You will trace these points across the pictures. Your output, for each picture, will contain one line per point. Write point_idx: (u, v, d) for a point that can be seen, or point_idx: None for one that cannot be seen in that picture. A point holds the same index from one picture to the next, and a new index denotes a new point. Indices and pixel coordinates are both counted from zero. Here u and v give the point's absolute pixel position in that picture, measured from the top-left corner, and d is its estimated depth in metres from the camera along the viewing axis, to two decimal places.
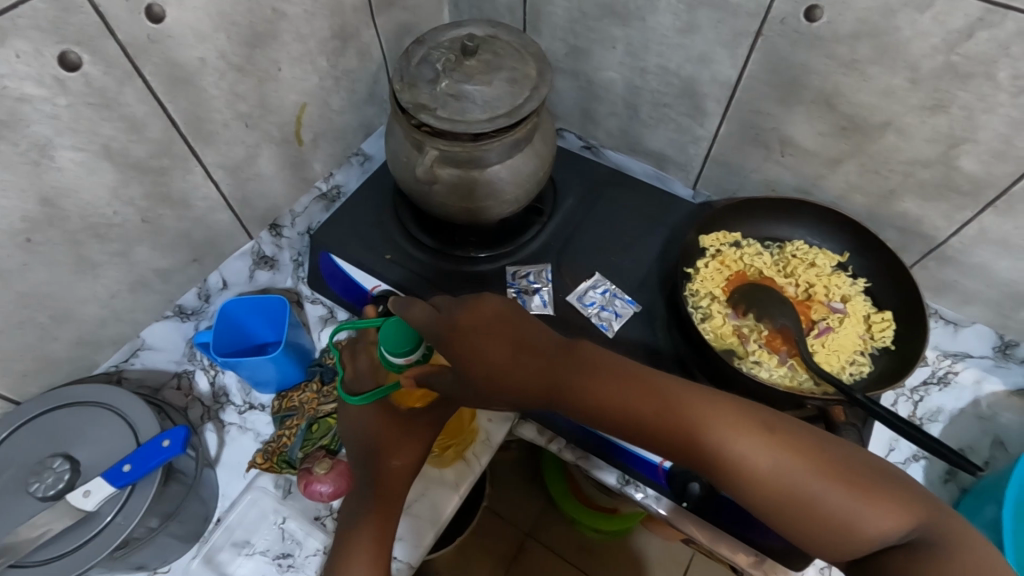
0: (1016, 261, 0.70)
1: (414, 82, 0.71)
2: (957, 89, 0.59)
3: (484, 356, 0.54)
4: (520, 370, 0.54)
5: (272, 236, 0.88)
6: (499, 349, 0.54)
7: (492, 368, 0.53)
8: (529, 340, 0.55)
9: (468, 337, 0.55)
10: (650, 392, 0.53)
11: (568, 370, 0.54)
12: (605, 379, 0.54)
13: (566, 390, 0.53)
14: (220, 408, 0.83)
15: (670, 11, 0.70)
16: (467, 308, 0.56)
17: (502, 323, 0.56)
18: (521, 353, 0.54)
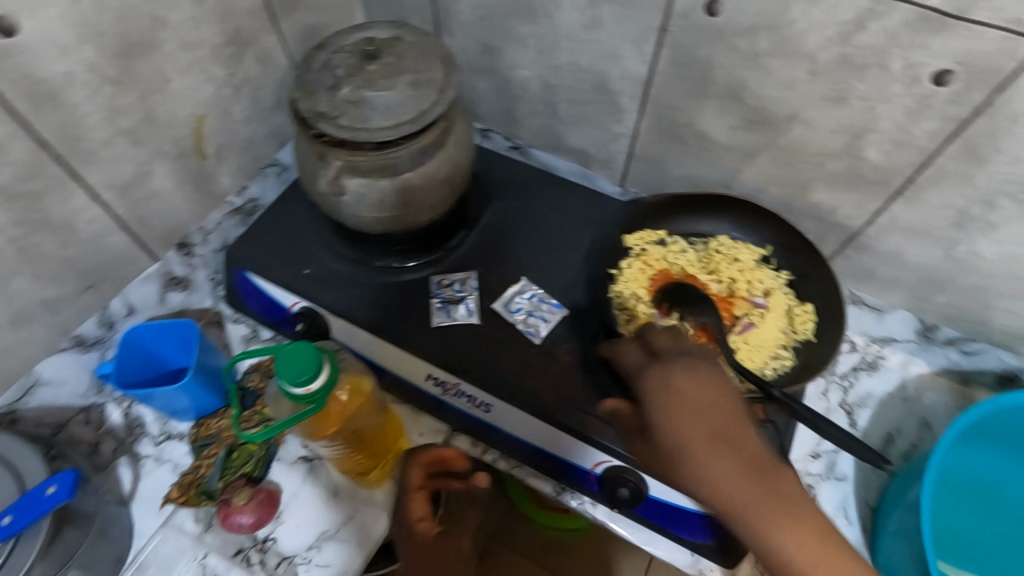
0: (926, 248, 0.71)
1: (312, 90, 0.68)
2: (855, 80, 0.59)
3: (664, 405, 0.54)
4: (670, 431, 0.52)
5: (181, 256, 0.83)
6: (690, 407, 0.52)
7: (661, 415, 0.53)
8: (702, 402, 0.53)
9: (676, 395, 0.53)
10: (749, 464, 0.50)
11: (693, 441, 0.51)
12: (723, 465, 0.50)
13: (662, 446, 0.52)
14: (135, 439, 0.79)
15: (574, 9, 0.70)
16: (703, 373, 0.54)
17: (717, 400, 0.53)
18: (684, 422, 0.52)
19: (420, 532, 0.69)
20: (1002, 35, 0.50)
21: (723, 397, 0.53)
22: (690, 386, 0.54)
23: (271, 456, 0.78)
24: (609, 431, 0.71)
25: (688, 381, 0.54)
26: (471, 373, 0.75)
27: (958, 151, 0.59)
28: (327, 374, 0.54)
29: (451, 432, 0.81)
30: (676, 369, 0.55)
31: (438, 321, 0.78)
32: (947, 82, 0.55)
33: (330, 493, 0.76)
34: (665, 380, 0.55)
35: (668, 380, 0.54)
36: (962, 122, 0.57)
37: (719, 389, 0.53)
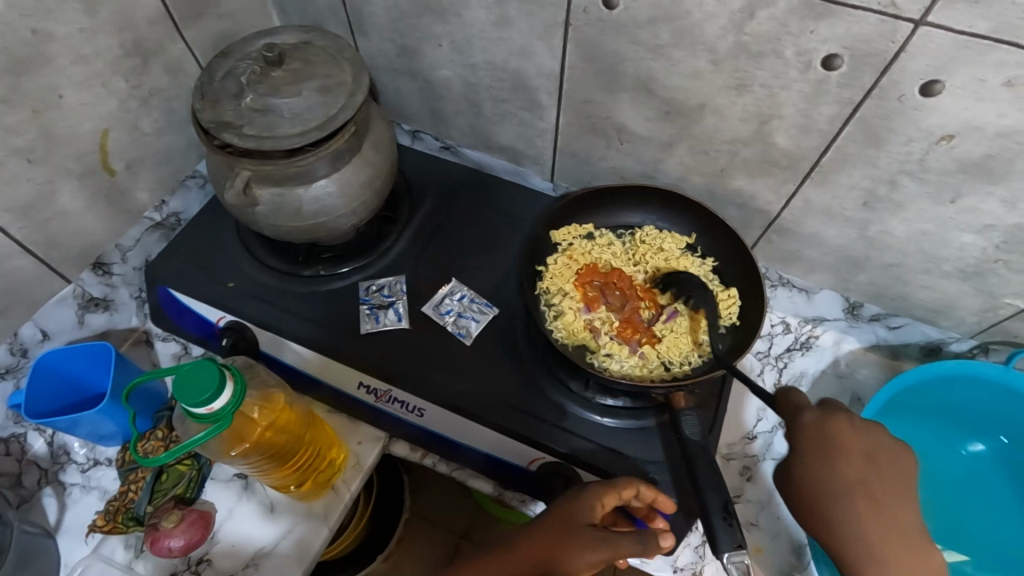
0: (841, 229, 0.73)
1: (216, 99, 0.65)
2: (754, 67, 0.61)
3: (826, 472, 0.57)
4: (843, 500, 0.56)
5: (97, 276, 0.80)
6: (856, 474, 0.57)
7: (825, 480, 0.57)
8: (844, 463, 0.57)
9: (850, 461, 0.57)
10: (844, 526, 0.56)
11: (864, 515, 0.56)
12: (895, 534, 0.55)
13: (841, 517, 0.56)
14: (61, 468, 0.77)
15: (481, 6, 0.70)
16: (859, 431, 0.58)
17: (875, 457, 0.58)
18: (857, 496, 0.56)
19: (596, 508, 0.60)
20: (879, 19, 0.52)
21: (874, 457, 0.58)
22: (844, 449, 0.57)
23: (205, 475, 0.75)
24: (543, 430, 0.70)
25: (850, 447, 0.58)
26: (402, 379, 0.73)
27: (856, 132, 0.61)
28: (232, 390, 0.54)
29: (390, 439, 0.79)
30: (840, 424, 0.58)
31: (367, 328, 0.76)
32: (836, 67, 0.57)
33: (266, 509, 0.74)
34: (830, 437, 0.57)
35: (831, 435, 0.57)
36: (856, 104, 0.59)
37: (888, 448, 0.59)
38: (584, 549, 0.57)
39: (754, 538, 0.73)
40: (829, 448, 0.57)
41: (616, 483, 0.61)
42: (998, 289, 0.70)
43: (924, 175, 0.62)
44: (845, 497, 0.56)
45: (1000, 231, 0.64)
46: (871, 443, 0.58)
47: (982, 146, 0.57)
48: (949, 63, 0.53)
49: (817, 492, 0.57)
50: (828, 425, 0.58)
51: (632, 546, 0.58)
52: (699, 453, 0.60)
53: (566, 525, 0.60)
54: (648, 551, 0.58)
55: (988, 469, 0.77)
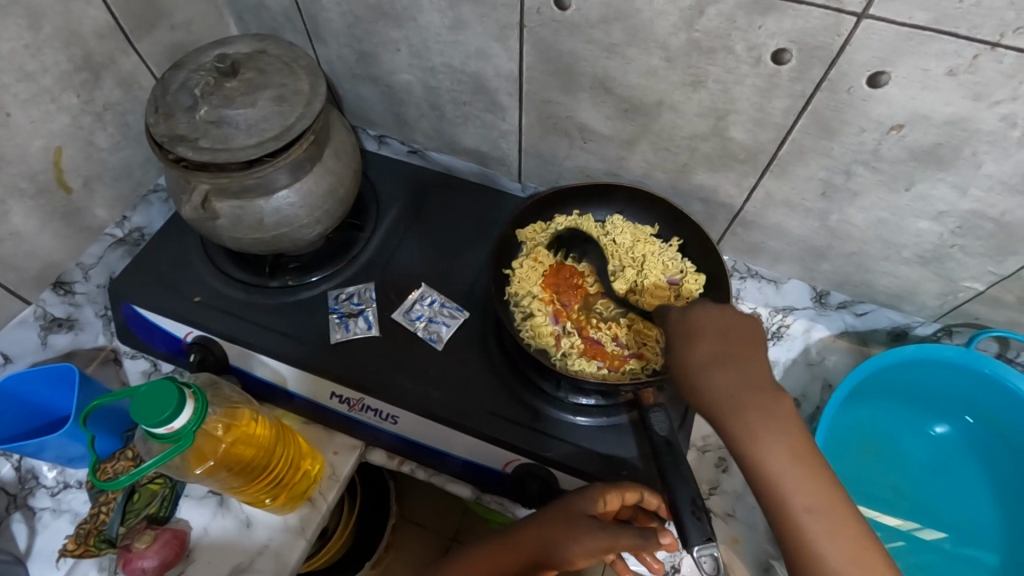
0: (803, 219, 0.74)
1: (169, 112, 0.64)
2: (707, 64, 0.61)
3: (685, 351, 0.58)
4: (703, 370, 0.55)
5: (60, 295, 0.79)
6: (713, 346, 0.57)
7: (685, 358, 0.57)
8: (700, 336, 0.58)
9: (705, 338, 0.58)
10: (698, 385, 0.55)
11: (721, 379, 0.54)
12: (756, 393, 0.53)
13: (704, 387, 0.54)
14: (30, 493, 0.76)
15: (435, 10, 0.70)
16: (717, 314, 0.60)
17: (733, 333, 0.58)
18: (715, 365, 0.55)
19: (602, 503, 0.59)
20: (824, 13, 0.53)
21: (731, 334, 0.58)
22: (700, 331, 0.59)
23: (179, 492, 0.74)
24: (519, 433, 0.70)
25: (709, 330, 0.58)
26: (373, 388, 0.72)
27: (809, 124, 0.62)
28: (193, 408, 0.55)
29: (367, 447, 0.79)
30: (697, 311, 0.61)
31: (337, 337, 0.75)
32: (785, 61, 0.58)
33: (243, 524, 0.73)
34: (687, 323, 0.60)
35: (688, 322, 0.60)
36: (808, 97, 0.60)
37: (748, 325, 0.59)
38: (582, 537, 0.58)
39: (731, 528, 0.73)
40: (687, 331, 0.59)
41: (620, 487, 0.61)
42: (956, 273, 0.71)
43: (878, 164, 0.63)
44: (704, 368, 0.55)
45: (954, 216, 0.65)
46: (726, 321, 0.59)
47: (931, 134, 0.58)
48: (892, 55, 0.53)
49: (680, 371, 0.56)
50: (688, 316, 0.60)
51: (631, 537, 0.59)
52: (667, 446, 0.61)
53: (566, 514, 0.60)
54: (647, 546, 0.59)
55: (956, 449, 0.79)
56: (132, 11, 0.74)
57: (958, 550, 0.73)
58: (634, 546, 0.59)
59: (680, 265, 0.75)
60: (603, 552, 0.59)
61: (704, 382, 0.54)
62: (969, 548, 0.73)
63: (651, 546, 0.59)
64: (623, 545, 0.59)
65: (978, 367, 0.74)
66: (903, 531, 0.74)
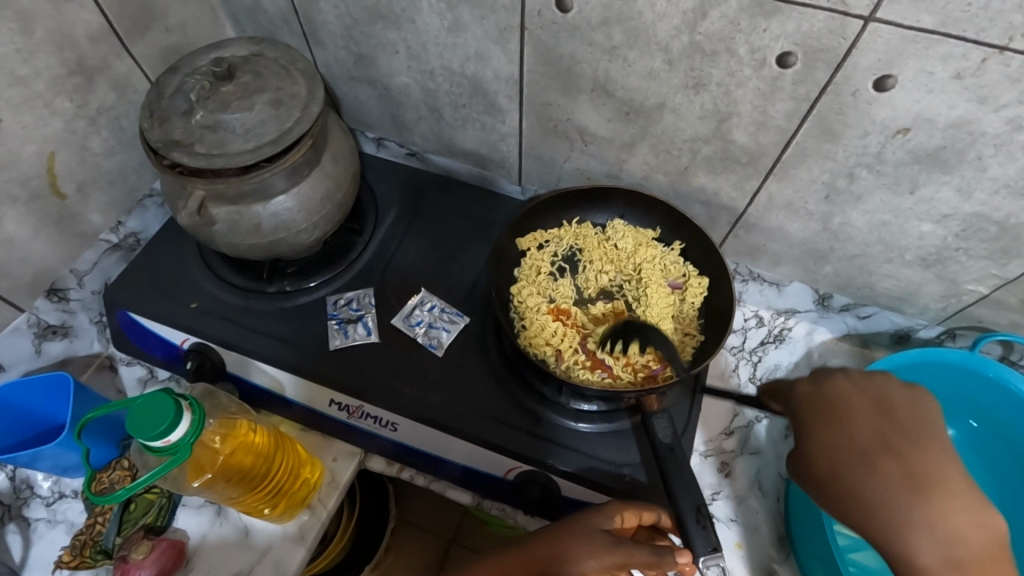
0: (805, 222, 0.73)
1: (164, 117, 0.63)
2: (709, 66, 0.61)
3: (836, 436, 0.54)
4: (863, 467, 0.51)
5: (54, 302, 0.79)
6: (873, 434, 0.53)
7: (831, 447, 0.54)
8: (853, 415, 0.55)
9: (856, 420, 0.54)
10: (870, 487, 0.50)
11: (894, 479, 0.50)
12: (944, 497, 0.49)
13: (867, 490, 0.50)
14: (24, 503, 0.75)
15: (434, 12, 0.69)
16: (860, 384, 0.57)
17: (892, 415, 0.54)
18: (881, 464, 0.51)
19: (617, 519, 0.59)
20: (828, 15, 0.52)
21: (891, 411, 0.54)
22: (848, 412, 0.55)
23: (176, 502, 0.73)
24: (521, 439, 0.69)
25: (846, 409, 0.55)
26: (372, 394, 0.72)
27: (813, 127, 0.62)
28: (190, 421, 0.55)
29: (366, 453, 0.78)
30: (834, 383, 0.58)
31: (336, 343, 0.75)
32: (789, 63, 0.57)
33: (241, 532, 0.72)
34: (826, 400, 0.57)
35: (824, 397, 0.57)
36: (811, 100, 0.59)
37: (909, 403, 0.55)
38: (592, 549, 0.55)
39: (734, 533, 0.73)
40: (830, 410, 0.56)
41: (636, 506, 0.61)
42: (959, 275, 0.71)
43: (882, 167, 0.63)
44: (871, 471, 0.51)
45: (958, 219, 0.64)
46: (879, 397, 0.56)
47: (935, 137, 0.57)
48: (897, 57, 0.53)
49: (823, 466, 0.53)
50: (820, 390, 0.58)
51: (645, 556, 0.54)
52: (670, 453, 0.60)
53: (579, 526, 0.58)
54: (659, 565, 0.53)
55: (959, 452, 0.79)
56: (126, 13, 0.73)
57: None
58: (650, 564, 0.54)
59: (682, 269, 0.75)
60: (615, 569, 0.55)
61: (866, 482, 0.50)
62: None
63: (667, 565, 0.53)
64: (639, 563, 0.54)
65: (983, 371, 0.73)
66: None
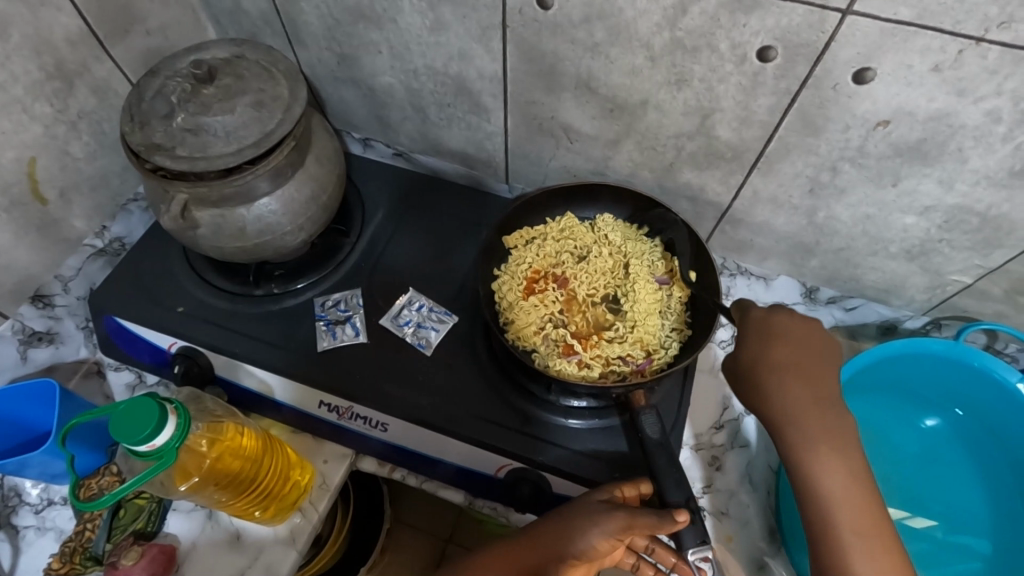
0: (790, 216, 0.73)
1: (145, 120, 0.63)
2: (691, 62, 0.61)
3: (762, 352, 0.60)
4: (776, 379, 0.59)
5: (39, 308, 0.79)
6: (793, 356, 0.60)
7: (758, 359, 0.60)
8: (787, 336, 0.61)
9: (783, 343, 0.60)
10: (775, 390, 0.59)
11: (797, 394, 0.58)
12: (827, 416, 0.58)
13: (777, 397, 0.59)
14: (13, 512, 0.74)
15: (415, 11, 0.69)
16: (801, 320, 0.62)
17: (816, 344, 0.61)
18: (791, 377, 0.59)
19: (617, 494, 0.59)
20: (807, 10, 0.53)
21: (812, 341, 0.61)
22: (780, 333, 0.61)
23: (166, 507, 0.73)
24: (512, 438, 0.69)
25: (778, 334, 0.61)
26: (362, 395, 0.71)
27: (795, 122, 0.62)
28: (175, 425, 0.54)
29: (357, 454, 0.77)
30: (782, 316, 0.62)
31: (324, 345, 0.74)
32: (770, 58, 0.57)
33: (232, 536, 0.72)
34: (766, 324, 0.62)
35: (768, 321, 0.62)
36: (793, 94, 0.59)
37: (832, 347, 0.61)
38: (595, 522, 0.55)
39: (725, 527, 0.73)
40: (766, 334, 0.61)
41: (634, 479, 0.61)
42: (943, 266, 0.72)
43: (864, 161, 0.63)
44: (780, 381, 0.59)
45: (941, 211, 0.65)
46: (809, 330, 0.61)
47: (916, 130, 0.58)
48: (877, 51, 0.53)
49: (753, 372, 0.60)
50: (770, 318, 0.62)
51: (648, 518, 0.54)
52: (659, 449, 0.60)
53: (580, 504, 0.58)
54: (662, 526, 0.54)
55: (947, 442, 0.79)
56: (105, 16, 0.72)
57: (949, 539, 0.73)
58: (651, 525, 0.54)
59: (669, 266, 0.76)
60: (622, 535, 0.54)
61: (777, 391, 0.59)
62: (958, 535, 0.73)
63: (665, 526, 0.54)
64: (640, 524, 0.54)
65: (968, 360, 0.74)
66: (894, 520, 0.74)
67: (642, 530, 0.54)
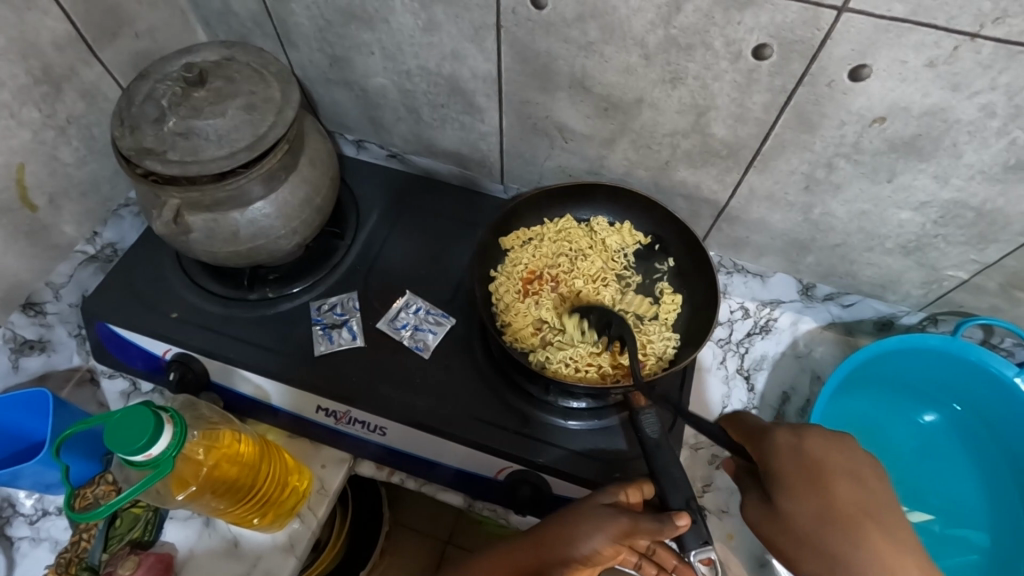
0: (787, 213, 0.73)
1: (135, 125, 0.62)
2: (685, 60, 0.60)
3: (817, 503, 0.53)
4: (839, 530, 0.51)
5: (30, 316, 0.77)
6: (810, 504, 0.53)
7: (813, 511, 0.52)
8: (793, 483, 0.54)
9: (838, 480, 0.53)
10: (802, 547, 0.52)
11: (833, 549, 0.51)
12: (878, 569, 0.50)
13: (803, 557, 0.53)
14: (6, 522, 0.73)
15: (408, 12, 0.68)
16: (797, 457, 0.55)
17: (827, 482, 0.53)
18: (821, 528, 0.52)
19: (622, 497, 0.58)
20: (800, 6, 0.52)
21: (864, 472, 0.54)
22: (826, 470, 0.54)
23: (162, 516, 0.72)
24: (510, 439, 0.69)
25: (821, 472, 0.54)
26: (359, 399, 0.71)
27: (790, 119, 0.62)
28: (172, 434, 0.54)
29: (356, 459, 0.77)
30: (776, 446, 0.56)
31: (321, 349, 0.74)
32: (764, 55, 0.57)
33: (230, 543, 0.71)
34: (808, 456, 0.55)
35: (809, 455, 0.55)
36: (786, 91, 0.59)
37: (845, 472, 0.54)
38: (600, 525, 0.55)
39: (726, 525, 0.73)
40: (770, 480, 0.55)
41: (637, 481, 0.60)
42: (939, 262, 0.72)
43: (859, 157, 0.63)
44: (803, 537, 0.52)
45: (936, 206, 0.65)
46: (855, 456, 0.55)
47: (911, 126, 0.58)
48: (871, 47, 0.53)
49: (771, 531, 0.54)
50: (768, 459, 0.56)
51: (649, 523, 0.54)
52: (659, 449, 0.60)
53: (584, 505, 0.58)
54: (662, 531, 0.53)
55: (945, 436, 0.79)
56: (93, 20, 0.71)
57: (947, 532, 0.74)
58: (652, 531, 0.53)
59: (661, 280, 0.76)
60: (624, 539, 0.54)
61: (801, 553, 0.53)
62: (955, 529, 0.74)
63: (667, 532, 0.53)
64: (642, 530, 0.54)
65: (966, 356, 0.74)
66: None
67: (644, 535, 0.54)
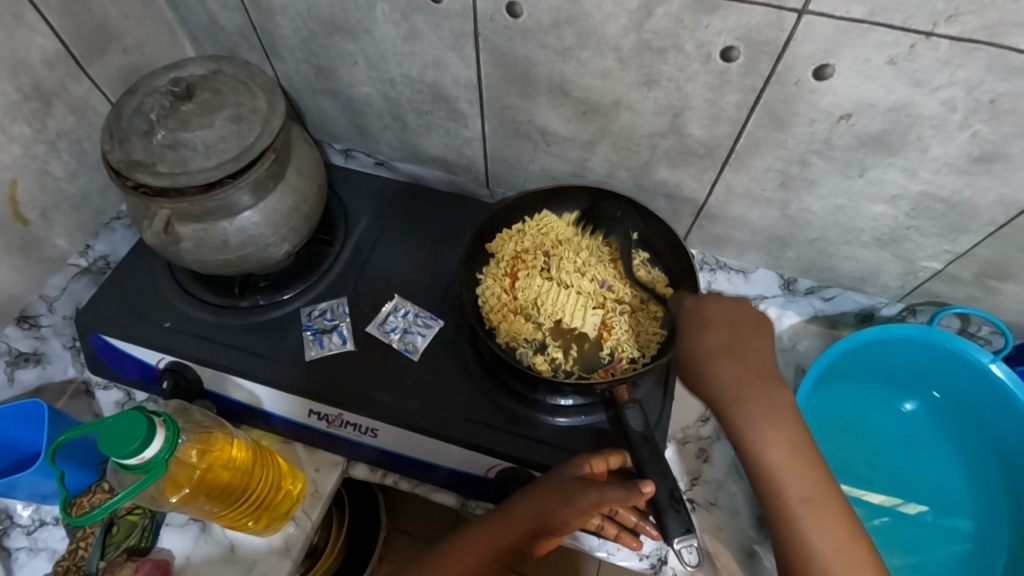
0: (764, 209, 0.75)
1: (125, 138, 0.63)
2: (659, 63, 0.62)
3: (694, 347, 0.62)
4: (712, 365, 0.60)
5: (24, 329, 0.79)
6: (723, 339, 0.61)
7: (692, 352, 0.62)
8: (714, 324, 0.62)
9: (715, 330, 0.62)
10: (715, 371, 0.60)
11: (732, 371, 0.59)
12: (765, 394, 0.58)
13: (714, 382, 0.59)
14: (5, 534, 0.74)
15: (389, 22, 0.70)
16: (729, 305, 0.64)
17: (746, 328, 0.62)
18: (726, 357, 0.60)
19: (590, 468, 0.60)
20: (765, 9, 0.54)
21: (744, 326, 0.62)
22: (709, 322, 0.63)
23: (159, 522, 0.73)
24: (500, 437, 0.70)
25: (739, 319, 0.63)
26: (349, 402, 0.72)
27: (762, 118, 0.64)
28: (164, 437, 0.55)
29: (349, 461, 0.78)
30: (710, 303, 0.64)
31: (312, 353, 0.75)
32: (734, 57, 0.59)
33: (226, 549, 0.72)
34: (698, 315, 0.64)
35: (697, 312, 0.64)
36: (758, 91, 0.61)
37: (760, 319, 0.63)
38: (573, 496, 0.57)
39: (715, 518, 0.74)
40: (697, 321, 0.63)
41: (603, 452, 0.62)
42: (913, 253, 0.74)
43: (831, 153, 0.65)
44: (713, 361, 0.60)
45: (907, 199, 0.67)
46: (739, 312, 0.63)
47: (878, 121, 0.60)
48: (835, 46, 0.55)
49: (689, 361, 0.61)
50: (699, 306, 0.65)
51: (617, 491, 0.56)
52: (642, 444, 0.61)
53: (558, 478, 0.59)
54: (630, 498, 0.55)
55: (927, 424, 0.81)
56: (81, 37, 0.73)
57: (940, 522, 0.74)
58: (620, 499, 0.55)
59: (648, 280, 0.76)
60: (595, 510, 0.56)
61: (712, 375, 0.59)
62: (947, 517, 0.75)
63: (636, 500, 0.54)
64: (610, 499, 0.56)
65: (943, 344, 0.76)
66: (886, 506, 0.75)
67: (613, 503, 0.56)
